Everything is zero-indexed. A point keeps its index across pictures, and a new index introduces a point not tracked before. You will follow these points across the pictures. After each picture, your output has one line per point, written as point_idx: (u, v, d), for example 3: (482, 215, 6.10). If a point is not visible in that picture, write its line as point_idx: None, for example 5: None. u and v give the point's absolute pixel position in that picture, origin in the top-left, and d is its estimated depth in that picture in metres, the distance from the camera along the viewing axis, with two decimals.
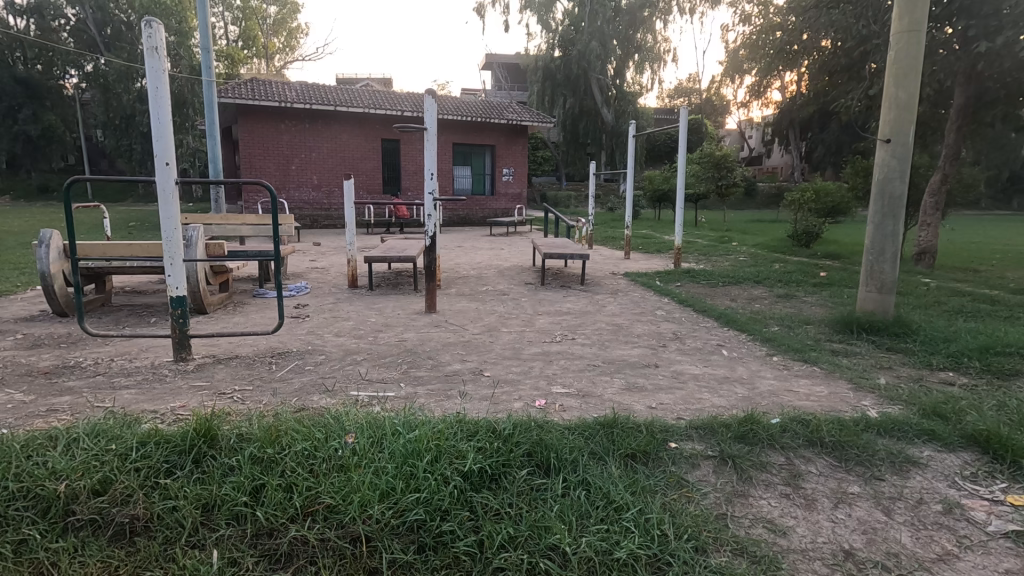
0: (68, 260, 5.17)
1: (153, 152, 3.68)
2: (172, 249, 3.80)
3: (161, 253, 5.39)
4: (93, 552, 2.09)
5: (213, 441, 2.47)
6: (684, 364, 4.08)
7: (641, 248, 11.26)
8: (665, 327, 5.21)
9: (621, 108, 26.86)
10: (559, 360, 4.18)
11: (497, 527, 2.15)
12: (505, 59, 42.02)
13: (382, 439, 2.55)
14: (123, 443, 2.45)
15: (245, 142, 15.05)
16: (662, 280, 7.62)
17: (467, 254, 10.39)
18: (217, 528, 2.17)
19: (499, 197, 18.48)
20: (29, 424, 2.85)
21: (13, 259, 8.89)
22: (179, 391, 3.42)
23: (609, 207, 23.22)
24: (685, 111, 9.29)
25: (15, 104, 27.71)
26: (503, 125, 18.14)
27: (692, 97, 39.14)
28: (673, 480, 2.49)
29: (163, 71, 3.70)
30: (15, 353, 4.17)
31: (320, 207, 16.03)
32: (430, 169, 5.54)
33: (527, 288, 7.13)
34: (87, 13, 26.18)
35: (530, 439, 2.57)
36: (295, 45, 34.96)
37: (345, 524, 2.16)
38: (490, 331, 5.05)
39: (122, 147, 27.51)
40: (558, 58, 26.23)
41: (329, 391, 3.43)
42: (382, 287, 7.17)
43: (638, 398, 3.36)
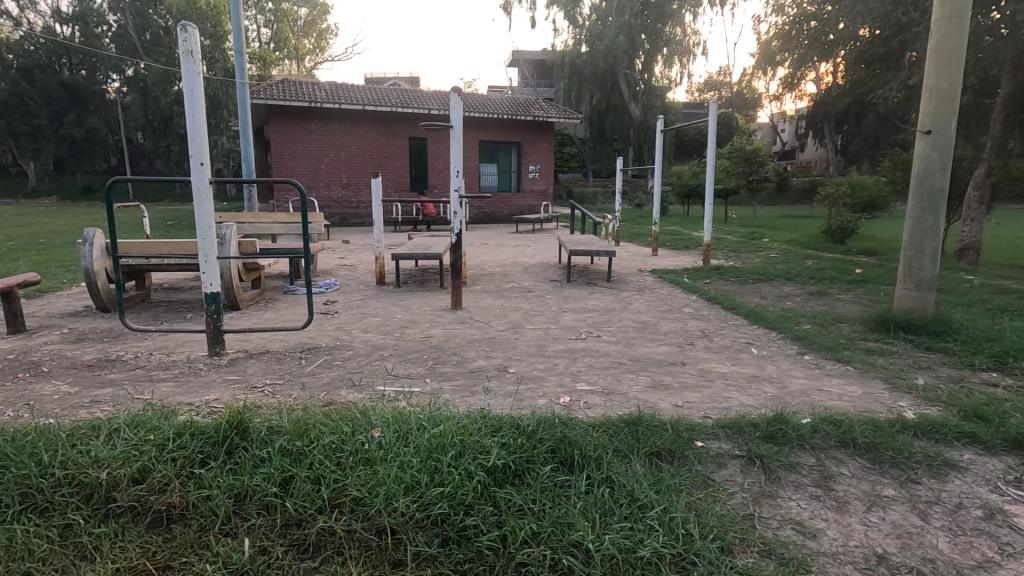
0: (110, 257, 5.38)
1: (189, 153, 3.79)
2: (207, 247, 3.92)
3: (196, 250, 5.55)
4: (132, 537, 2.17)
5: (245, 433, 2.55)
6: (710, 363, 4.02)
7: (669, 245, 11.10)
8: (693, 324, 5.14)
9: (649, 102, 26.60)
10: (584, 357, 4.17)
11: (521, 523, 2.16)
12: (531, 56, 41.92)
13: (407, 433, 2.59)
14: (160, 433, 2.54)
15: (276, 142, 15.36)
16: (689, 277, 7.50)
17: (494, 251, 10.43)
18: (249, 517, 2.24)
19: (525, 194, 18.46)
20: (74, 414, 2.99)
21: (61, 256, 9.29)
22: (214, 384, 3.52)
23: (637, 203, 22.99)
24: (716, 105, 9.11)
25: (61, 108, 28.94)
26: (529, 122, 18.13)
27: (723, 91, 38.41)
28: (698, 480, 2.45)
29: (199, 74, 3.81)
30: (61, 347, 4.36)
31: (349, 205, 16.27)
32: (456, 166, 5.55)
33: (552, 285, 7.11)
34: (128, 19, 27.06)
35: (554, 436, 2.57)
36: (325, 46, 35.61)
37: (371, 517, 2.20)
38: (514, 328, 5.06)
39: (160, 148, 28.41)
40: (584, 53, 26.06)
41: (357, 385, 3.50)
42: (409, 284, 7.25)
43: (664, 396, 3.33)
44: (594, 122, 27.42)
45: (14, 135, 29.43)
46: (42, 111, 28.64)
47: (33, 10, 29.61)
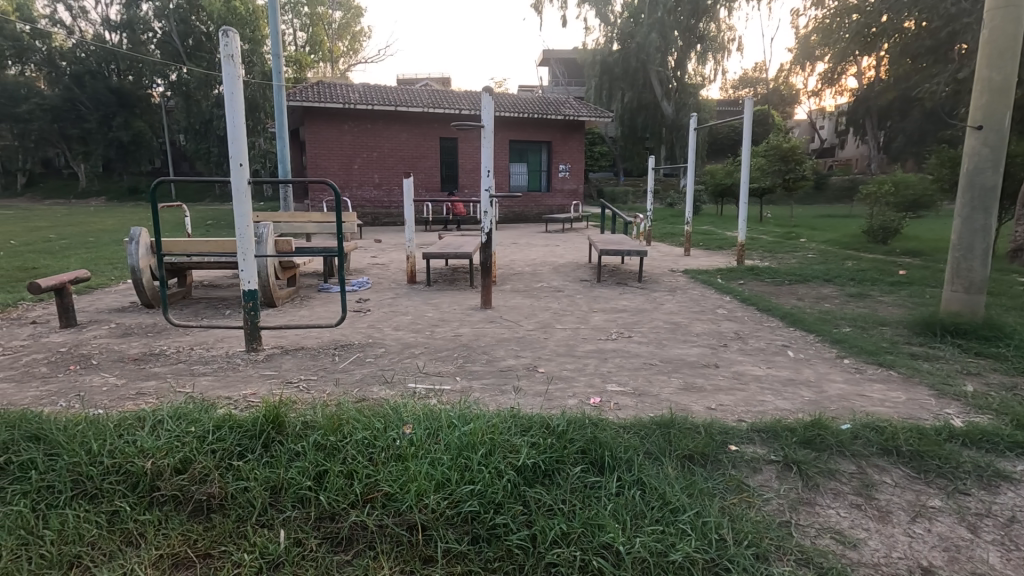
0: (154, 255, 5.57)
1: (228, 153, 3.90)
2: (245, 245, 4.04)
3: (235, 248, 5.70)
4: (174, 525, 2.25)
5: (281, 427, 2.60)
6: (745, 366, 3.92)
7: (702, 245, 10.89)
8: (726, 326, 5.04)
9: (682, 100, 26.18)
10: (615, 358, 4.13)
11: (550, 523, 2.16)
12: (562, 55, 41.72)
13: (438, 430, 2.61)
14: (201, 426, 2.62)
15: (311, 143, 15.68)
16: (723, 278, 7.34)
17: (523, 250, 10.42)
18: (284, 509, 2.29)
19: (555, 193, 18.41)
20: (120, 406, 3.12)
21: (109, 254, 9.68)
22: (251, 378, 3.63)
23: (668, 202, 22.65)
24: (751, 103, 8.91)
25: (109, 112, 30.23)
26: (559, 121, 18.07)
27: (758, 87, 37.59)
28: (732, 484, 2.40)
29: (239, 77, 3.92)
30: (109, 341, 4.56)
31: (381, 205, 16.51)
32: (486, 166, 5.57)
33: (582, 285, 7.07)
34: (172, 25, 27.96)
35: (584, 436, 2.55)
36: (358, 48, 36.24)
37: (402, 512, 2.23)
38: (544, 328, 5.06)
39: (201, 150, 29.29)
40: (616, 51, 25.78)
41: (389, 382, 3.55)
42: (439, 283, 7.31)
43: (697, 399, 3.28)
44: (625, 121, 27.12)
45: (66, 138, 30.84)
46: (91, 115, 29.93)
47: (84, 19, 30.91)
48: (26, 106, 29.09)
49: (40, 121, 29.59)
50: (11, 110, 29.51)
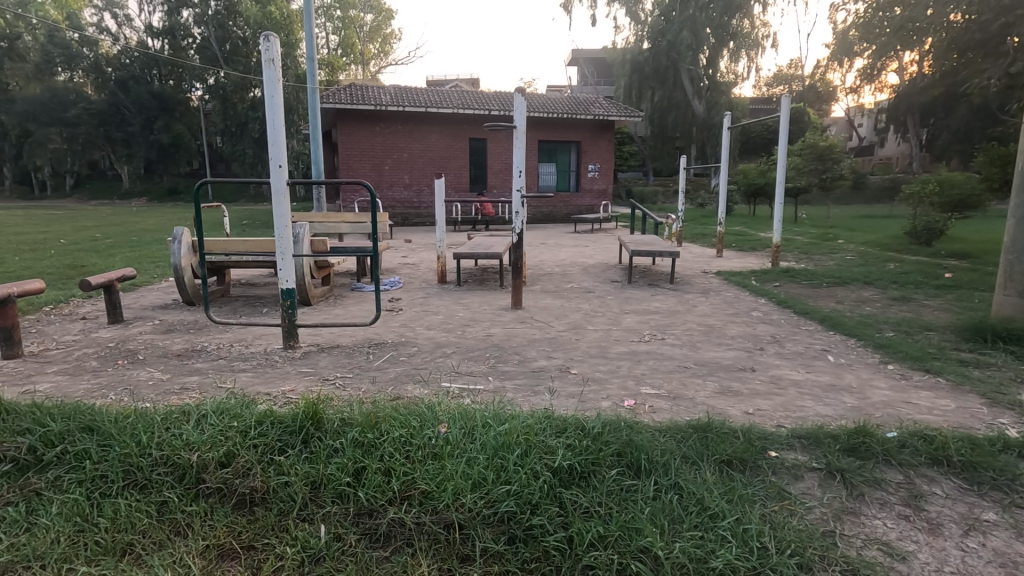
0: (196, 254, 5.75)
1: (268, 156, 4.00)
2: (283, 245, 4.14)
3: (272, 248, 5.83)
4: (220, 517, 2.31)
5: (320, 424, 2.65)
6: (783, 370, 3.83)
7: (735, 246, 10.69)
8: (762, 329, 4.93)
9: (713, 99, 25.77)
10: (647, 360, 4.09)
11: (587, 525, 2.15)
12: (590, 54, 41.53)
13: (473, 430, 2.63)
14: (243, 420, 2.69)
15: (343, 144, 15.95)
16: (758, 279, 7.19)
17: (552, 251, 10.38)
18: (325, 504, 2.34)
19: (584, 193, 18.29)
20: (166, 400, 3.23)
21: (151, 253, 10.03)
22: (289, 375, 3.72)
23: (699, 202, 22.31)
24: (788, 101, 8.70)
25: (151, 116, 31.34)
26: (589, 121, 17.98)
27: (793, 84, 36.70)
28: (773, 490, 2.35)
29: (279, 81, 4.01)
30: (154, 337, 4.72)
31: (411, 205, 16.69)
32: (518, 166, 5.56)
33: (613, 286, 7.02)
34: (211, 31, 28.85)
35: (620, 439, 2.53)
36: (389, 50, 36.76)
37: (439, 511, 2.25)
38: (575, 329, 5.03)
39: (237, 151, 30.06)
40: (646, 50, 25.54)
41: (423, 381, 3.59)
42: (469, 282, 7.35)
43: (733, 403, 3.22)
44: (655, 120, 26.83)
45: (111, 141, 32.07)
46: (135, 119, 31.07)
47: (128, 26, 32.08)
48: (75, 111, 30.36)
49: (87, 125, 30.82)
50: (60, 114, 30.86)
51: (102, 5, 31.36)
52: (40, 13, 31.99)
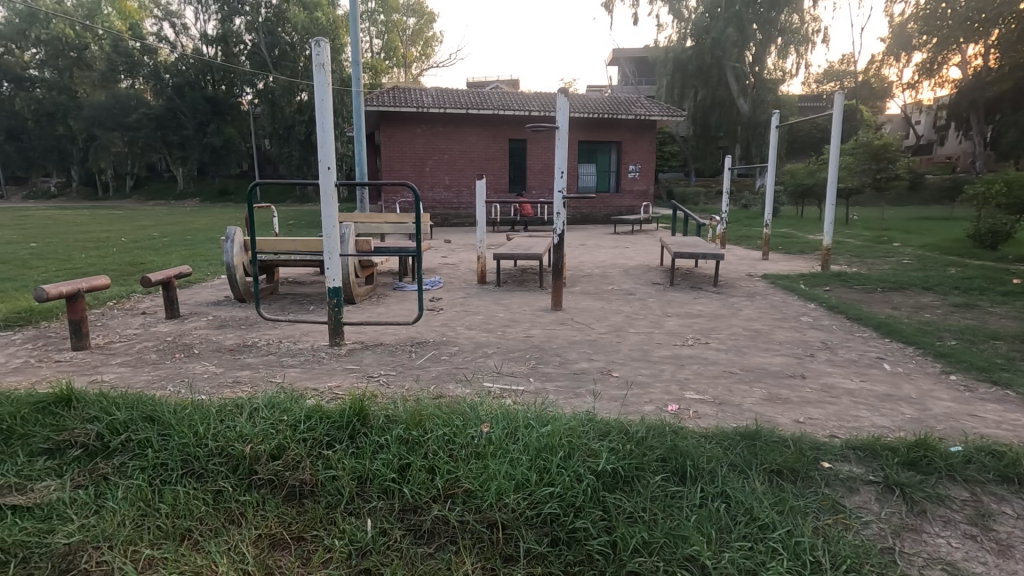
0: (248, 253, 5.97)
1: (318, 158, 4.12)
2: (331, 244, 4.25)
3: (319, 248, 5.99)
4: (271, 508, 2.39)
5: (366, 420, 2.71)
6: (835, 378, 3.68)
7: (782, 249, 10.37)
8: (812, 335, 4.76)
9: (759, 97, 25.07)
10: (691, 364, 4.01)
11: (631, 530, 2.13)
12: (632, 54, 41.07)
13: (516, 430, 2.64)
14: (293, 414, 2.78)
15: (386, 146, 16.26)
16: (807, 283, 6.95)
17: (592, 252, 10.29)
18: (370, 499, 2.39)
19: (624, 194, 18.07)
20: (221, 393, 3.38)
21: (204, 251, 10.44)
22: (336, 371, 3.83)
23: (744, 203, 21.72)
24: (841, 98, 8.38)
25: (204, 120, 32.69)
26: (630, 121, 17.76)
27: (845, 80, 35.30)
28: (826, 503, 2.26)
29: (329, 85, 4.13)
30: (208, 332, 4.93)
31: (450, 206, 16.85)
32: (560, 167, 5.55)
33: (655, 288, 6.90)
34: (261, 37, 29.95)
35: (665, 444, 2.49)
36: (430, 53, 37.27)
37: (483, 510, 2.27)
38: (616, 331, 4.97)
39: (284, 154, 30.94)
40: (689, 48, 25.03)
41: (464, 381, 3.62)
42: (509, 283, 7.35)
43: (782, 410, 3.12)
44: (698, 119, 26.30)
45: (168, 145, 33.64)
46: (189, 123, 32.48)
47: (185, 34, 33.57)
48: (136, 116, 31.97)
49: (147, 129, 32.42)
50: (122, 119, 32.55)
51: (162, 15, 32.92)
52: (105, 23, 33.85)
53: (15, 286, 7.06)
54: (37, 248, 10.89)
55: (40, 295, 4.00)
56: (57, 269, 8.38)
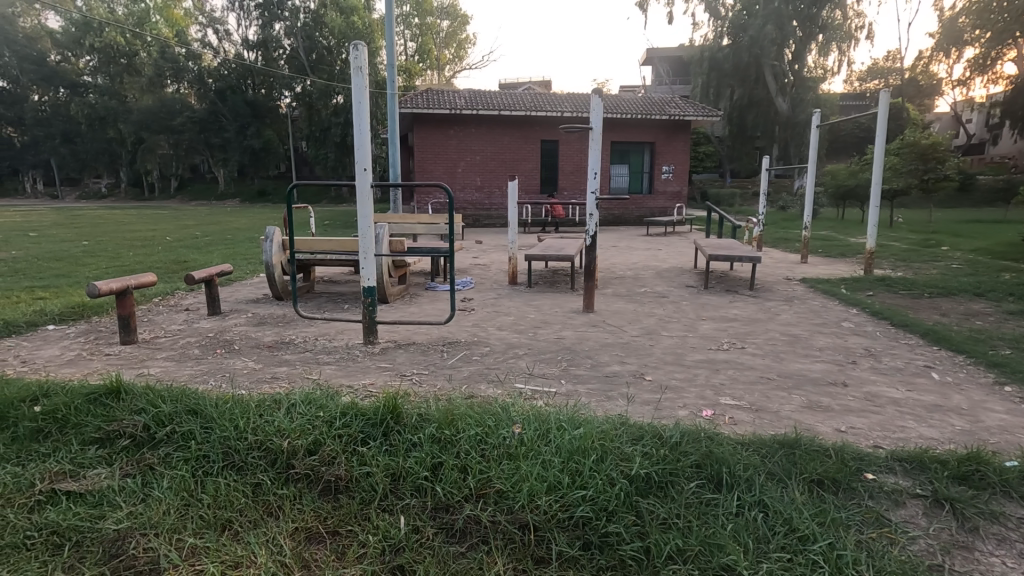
0: (286, 253, 6.12)
1: (355, 159, 4.19)
2: (367, 245, 4.33)
3: (355, 248, 6.10)
4: (307, 502, 2.44)
5: (399, 418, 2.75)
6: (879, 387, 3.54)
7: (821, 252, 10.06)
8: (854, 341, 4.61)
9: (798, 96, 24.40)
10: (727, 369, 3.92)
11: (665, 537, 2.09)
12: (667, 54, 40.53)
13: (548, 432, 2.63)
14: (329, 411, 2.84)
15: (419, 147, 16.46)
16: (848, 288, 6.72)
17: (624, 254, 10.18)
18: (404, 497, 2.42)
19: (657, 196, 17.83)
20: (259, 388, 3.48)
21: (243, 250, 10.75)
22: (370, 369, 3.89)
23: (781, 205, 21.19)
24: (886, 96, 8.08)
25: (244, 122, 33.70)
26: (664, 121, 17.53)
27: (890, 78, 34.05)
28: (871, 517, 2.18)
29: (366, 88, 4.20)
30: (248, 329, 5.07)
31: (482, 207, 16.93)
32: (593, 167, 5.51)
33: (688, 291, 6.80)
34: (299, 41, 30.77)
35: (700, 450, 2.45)
36: (463, 55, 37.62)
37: (515, 511, 2.27)
38: (649, 334, 4.90)
39: (321, 155, 31.59)
40: (726, 46, 24.52)
41: (496, 381, 3.63)
42: (540, 285, 7.34)
43: (822, 419, 3.02)
44: (734, 119, 25.77)
45: (210, 147, 34.81)
46: (230, 125, 33.55)
47: (227, 40, 34.67)
48: (180, 119, 33.23)
49: (190, 132, 33.65)
50: (168, 122, 33.86)
51: (206, 22, 34.06)
52: (153, 31, 35.25)
53: (68, 282, 7.40)
54: (88, 245, 11.40)
55: (93, 291, 4.20)
56: (106, 266, 8.75)
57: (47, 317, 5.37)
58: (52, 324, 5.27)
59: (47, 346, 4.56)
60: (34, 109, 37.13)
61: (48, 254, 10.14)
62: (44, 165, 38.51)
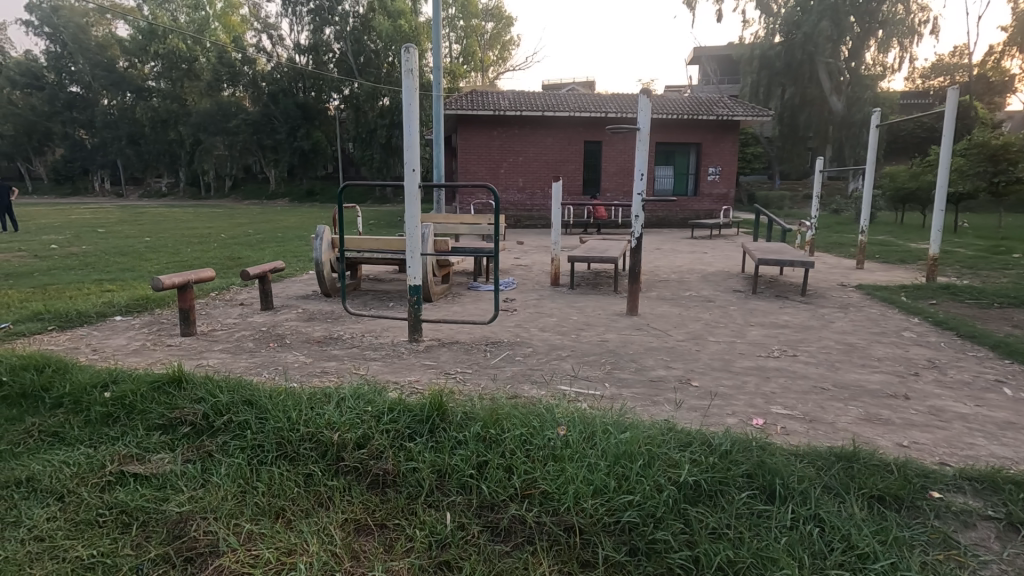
0: (335, 250, 6.31)
1: (404, 160, 4.28)
2: (413, 244, 4.40)
3: (401, 248, 6.22)
4: (356, 494, 2.50)
5: (444, 415, 2.79)
6: (945, 401, 3.35)
7: (878, 258, 9.61)
8: (916, 352, 4.37)
9: (855, 95, 23.44)
10: (777, 377, 3.80)
11: (715, 547, 2.04)
12: (715, 52, 39.65)
13: (593, 434, 2.62)
14: (377, 406, 2.91)
15: (463, 149, 16.65)
16: (909, 296, 6.40)
17: (668, 256, 9.98)
18: (449, 494, 2.44)
19: (703, 198, 17.43)
20: (310, 381, 3.60)
21: (292, 249, 11.11)
22: (415, 366, 3.95)
23: (834, 208, 20.39)
24: (955, 94, 7.67)
25: (296, 125, 34.87)
26: (711, 121, 17.13)
27: (956, 75, 32.27)
28: (936, 537, 2.07)
29: (415, 90, 4.27)
30: (299, 324, 5.24)
31: (524, 207, 16.94)
32: (641, 169, 5.43)
33: (736, 296, 6.62)
34: (348, 45, 31.62)
35: (751, 460, 2.38)
36: (508, 56, 37.86)
37: (560, 512, 2.26)
38: (695, 339, 4.79)
39: (366, 156, 32.16)
40: (778, 44, 23.80)
41: (540, 382, 3.63)
42: (582, 286, 7.30)
43: (882, 432, 2.89)
44: (785, 118, 24.91)
45: (262, 148, 36.15)
46: (282, 127, 34.78)
47: (281, 45, 35.91)
48: (236, 121, 34.67)
49: (245, 134, 35.08)
50: (224, 124, 35.40)
51: (261, 27, 35.37)
52: (212, 37, 36.74)
53: (133, 276, 7.81)
54: (151, 242, 12.01)
55: (157, 283, 4.42)
56: (168, 261, 9.23)
57: (115, 308, 5.69)
58: (119, 315, 5.57)
59: (114, 336, 4.83)
60: (104, 112, 39.38)
61: (115, 249, 10.73)
62: (111, 166, 40.84)
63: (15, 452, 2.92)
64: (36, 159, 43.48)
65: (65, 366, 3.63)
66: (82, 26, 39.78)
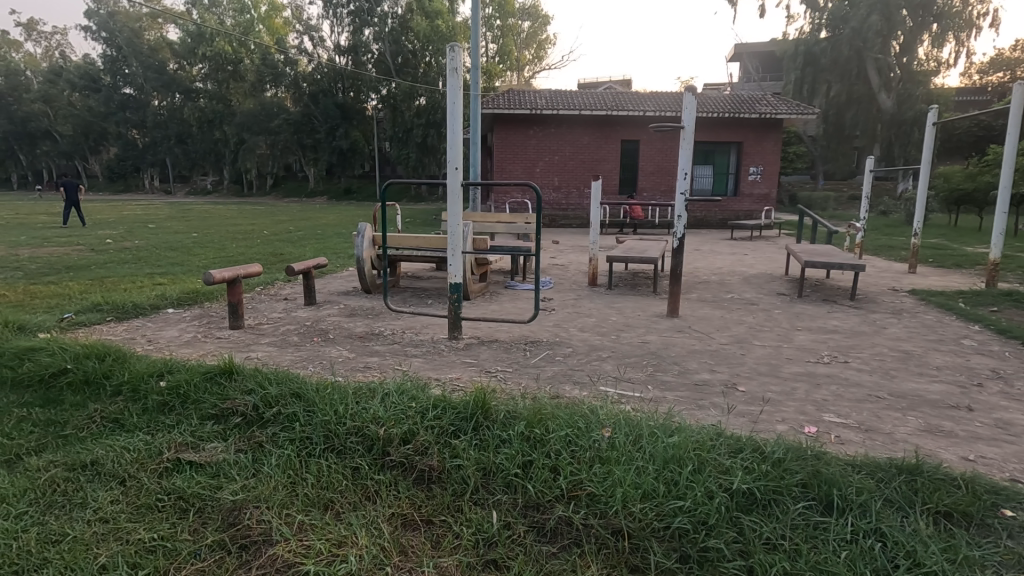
0: (376, 248, 6.39)
1: (447, 159, 4.30)
2: (455, 241, 4.43)
3: (440, 245, 6.26)
4: (402, 489, 2.52)
5: (488, 413, 2.80)
6: (1012, 414, 3.17)
7: (932, 262, 9.20)
8: (978, 361, 4.15)
9: (906, 91, 22.49)
10: (829, 384, 3.66)
11: (771, 558, 1.98)
12: (757, 49, 38.71)
13: (641, 438, 2.58)
14: (420, 402, 2.94)
15: (499, 148, 16.69)
16: (968, 302, 6.09)
17: (708, 258, 9.77)
18: (495, 492, 2.45)
19: (743, 198, 17.02)
20: (354, 375, 3.66)
21: (332, 245, 11.34)
22: (455, 364, 3.96)
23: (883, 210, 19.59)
24: (1019, 89, 7.28)
25: (334, 124, 35.49)
26: (753, 120, 16.73)
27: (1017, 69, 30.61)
28: (1010, 558, 1.95)
29: (460, 88, 4.29)
30: (341, 320, 5.33)
31: (559, 206, 16.86)
32: (684, 168, 5.33)
33: (781, 299, 6.43)
34: (387, 46, 32.10)
35: (807, 469, 2.30)
36: (543, 56, 37.93)
37: (607, 515, 2.23)
38: (739, 342, 4.68)
39: (403, 154, 32.47)
40: (824, 40, 23.06)
41: (581, 383, 3.59)
42: (621, 287, 7.21)
43: (946, 445, 2.75)
44: (830, 117, 24.10)
45: (303, 147, 37.07)
46: (322, 127, 35.54)
47: (322, 46, 36.68)
48: (278, 121, 35.59)
49: (286, 133, 35.98)
50: (266, 124, 36.32)
51: (303, 30, 36.25)
52: (257, 38, 37.81)
53: (182, 271, 8.08)
54: (198, 238, 12.42)
55: (208, 278, 4.57)
56: (216, 256, 9.55)
57: (167, 301, 5.91)
58: (171, 307, 5.79)
59: (168, 328, 5.02)
60: (154, 113, 41.08)
61: (165, 245, 11.13)
62: (161, 165, 42.53)
63: (79, 436, 3.05)
64: (92, 158, 45.62)
65: (124, 355, 3.77)
66: (137, 30, 41.56)
